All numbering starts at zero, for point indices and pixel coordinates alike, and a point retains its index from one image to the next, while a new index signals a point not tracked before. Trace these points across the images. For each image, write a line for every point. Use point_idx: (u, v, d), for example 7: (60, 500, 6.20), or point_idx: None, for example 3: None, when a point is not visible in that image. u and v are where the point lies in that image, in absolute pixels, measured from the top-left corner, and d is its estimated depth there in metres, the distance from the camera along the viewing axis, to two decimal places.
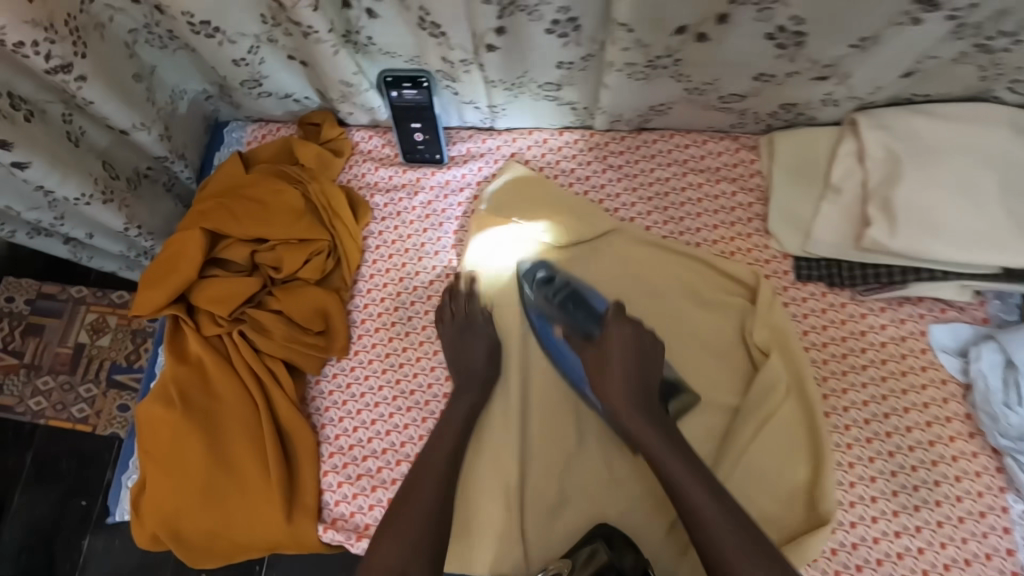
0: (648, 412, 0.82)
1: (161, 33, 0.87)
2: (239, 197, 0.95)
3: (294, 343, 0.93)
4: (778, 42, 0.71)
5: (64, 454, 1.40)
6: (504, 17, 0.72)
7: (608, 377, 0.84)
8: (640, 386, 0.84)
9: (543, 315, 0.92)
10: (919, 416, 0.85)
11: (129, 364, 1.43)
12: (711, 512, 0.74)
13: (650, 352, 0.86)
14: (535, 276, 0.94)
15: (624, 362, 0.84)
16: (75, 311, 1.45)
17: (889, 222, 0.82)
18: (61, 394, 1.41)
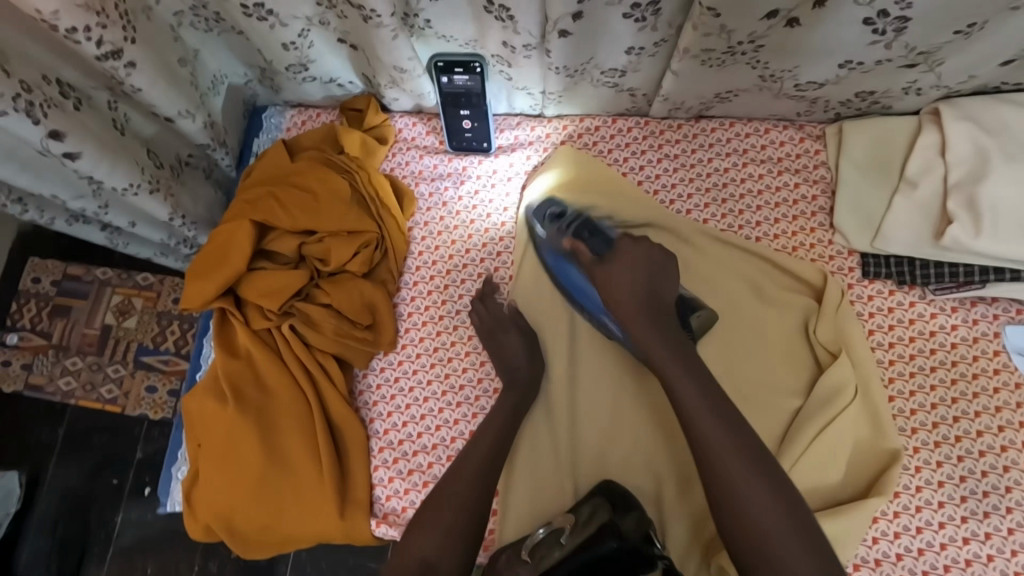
0: (656, 321, 0.81)
1: (208, 16, 0.84)
2: (285, 186, 0.93)
3: (346, 337, 0.91)
4: (876, 28, 0.66)
5: (97, 429, 1.39)
6: (585, 2, 0.67)
7: (612, 283, 0.83)
8: (647, 294, 0.82)
9: (555, 250, 0.91)
10: (990, 420, 0.82)
11: (155, 346, 1.43)
12: (760, 494, 0.69)
13: (660, 267, 0.84)
14: (547, 213, 0.92)
15: (632, 274, 0.83)
16: (100, 294, 1.45)
17: (975, 220, 0.79)
18: (90, 375, 1.41)
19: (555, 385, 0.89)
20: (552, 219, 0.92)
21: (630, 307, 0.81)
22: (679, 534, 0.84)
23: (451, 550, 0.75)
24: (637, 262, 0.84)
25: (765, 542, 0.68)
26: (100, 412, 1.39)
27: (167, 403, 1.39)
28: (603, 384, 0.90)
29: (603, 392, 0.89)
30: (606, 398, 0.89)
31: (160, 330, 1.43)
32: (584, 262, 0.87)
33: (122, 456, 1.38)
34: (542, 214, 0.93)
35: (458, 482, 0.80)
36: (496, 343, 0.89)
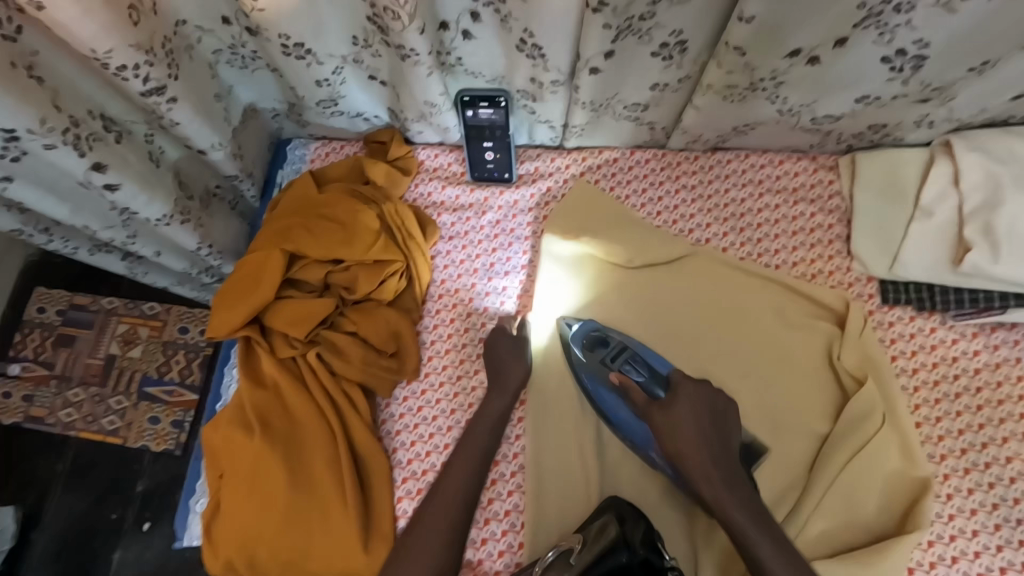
0: (724, 468, 0.77)
1: (245, 54, 0.86)
2: (314, 216, 0.94)
3: (371, 366, 0.92)
4: (895, 66, 0.69)
5: (99, 462, 1.37)
6: (618, 42, 0.70)
7: (675, 428, 0.79)
8: (710, 437, 0.79)
9: (594, 377, 0.88)
10: (1018, 446, 0.82)
11: (160, 376, 1.41)
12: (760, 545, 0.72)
13: (722, 410, 0.82)
14: (584, 336, 0.90)
15: (695, 422, 0.79)
16: (106, 323, 1.44)
17: (992, 247, 0.81)
18: (91, 406, 1.39)
19: (580, 410, 0.90)
20: (592, 343, 0.89)
21: (689, 443, 0.78)
22: (709, 573, 0.82)
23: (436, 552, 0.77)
24: (704, 412, 0.81)
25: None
26: (100, 443, 1.37)
27: (170, 434, 1.37)
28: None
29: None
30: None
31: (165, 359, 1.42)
32: (636, 401, 0.83)
33: (122, 489, 1.35)
34: (584, 331, 0.90)
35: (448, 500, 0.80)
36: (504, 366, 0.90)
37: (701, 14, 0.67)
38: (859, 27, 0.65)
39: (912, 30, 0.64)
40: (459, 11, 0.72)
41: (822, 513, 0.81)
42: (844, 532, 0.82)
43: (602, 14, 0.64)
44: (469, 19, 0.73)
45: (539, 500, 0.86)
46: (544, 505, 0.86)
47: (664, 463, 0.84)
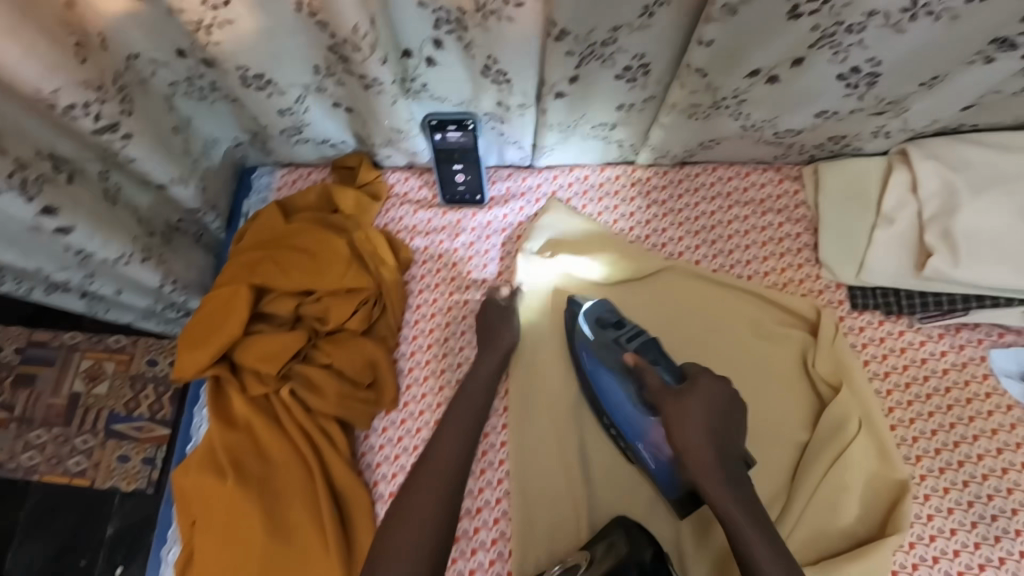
0: (731, 474, 0.73)
1: (204, 85, 0.84)
2: (284, 248, 0.92)
3: (348, 399, 0.90)
4: (850, 83, 0.71)
5: (60, 510, 1.30)
6: (581, 67, 0.70)
7: (687, 423, 0.74)
8: (721, 434, 0.75)
9: (596, 356, 0.86)
10: (989, 443, 0.84)
11: (128, 412, 1.35)
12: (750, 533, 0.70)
13: (737, 410, 0.77)
14: (599, 316, 0.88)
15: (707, 417, 0.75)
16: (68, 359, 1.38)
17: (951, 251, 0.83)
18: (56, 447, 1.33)
19: (562, 431, 0.89)
20: (602, 324, 0.87)
21: (699, 437, 0.74)
22: None
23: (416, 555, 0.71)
24: (719, 411, 0.76)
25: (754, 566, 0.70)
26: (66, 487, 1.31)
27: (140, 474, 1.31)
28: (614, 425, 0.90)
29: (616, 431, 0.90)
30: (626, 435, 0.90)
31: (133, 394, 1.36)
32: (648, 386, 0.79)
33: (92, 533, 1.29)
34: (591, 314, 0.88)
35: (438, 484, 0.76)
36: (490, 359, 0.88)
37: (663, 37, 0.67)
38: (814, 48, 0.66)
39: (864, 49, 0.66)
40: (421, 39, 0.71)
41: (807, 521, 0.82)
42: (829, 538, 0.82)
43: (564, 42, 0.66)
44: (433, 47, 0.72)
45: (525, 525, 0.84)
46: (530, 531, 0.84)
47: (648, 456, 0.82)
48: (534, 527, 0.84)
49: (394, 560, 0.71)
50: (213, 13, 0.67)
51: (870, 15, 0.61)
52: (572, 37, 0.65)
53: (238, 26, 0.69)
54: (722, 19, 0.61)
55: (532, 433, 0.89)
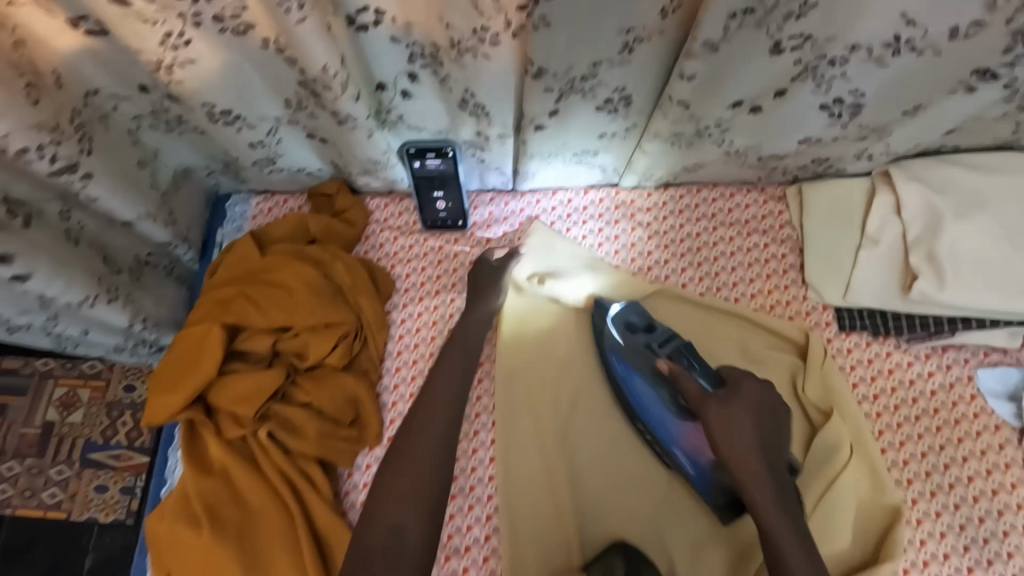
0: (777, 478, 0.73)
1: (169, 118, 0.78)
2: (260, 283, 0.89)
3: (328, 437, 0.87)
4: (833, 113, 0.70)
5: (32, 546, 1.24)
6: (561, 101, 0.69)
7: (732, 430, 0.74)
8: (764, 436, 0.75)
9: (627, 361, 0.86)
10: (978, 464, 0.84)
11: (105, 440, 1.30)
12: (784, 530, 0.69)
13: (778, 414, 0.78)
14: (628, 322, 0.88)
15: (754, 420, 0.75)
16: (41, 388, 1.33)
17: (937, 274, 0.83)
18: (30, 479, 1.27)
19: (551, 461, 0.87)
20: (632, 329, 0.87)
21: (745, 438, 0.74)
22: None
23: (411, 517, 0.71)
24: (759, 416, 0.76)
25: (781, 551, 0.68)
26: (40, 521, 1.25)
27: (119, 504, 1.25)
28: (606, 450, 0.88)
29: (608, 454, 0.88)
30: (620, 458, 0.88)
31: (110, 421, 1.31)
32: (690, 392, 0.79)
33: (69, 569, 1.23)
34: (621, 316, 0.88)
35: (430, 434, 0.76)
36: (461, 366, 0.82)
37: (643, 72, 0.65)
38: (796, 79, 0.65)
39: (846, 82, 0.65)
40: (396, 73, 0.68)
41: None
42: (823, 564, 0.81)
43: (542, 80, 0.64)
44: (408, 80, 0.69)
45: (516, 556, 0.81)
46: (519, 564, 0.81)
47: (686, 462, 0.82)
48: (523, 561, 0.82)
49: (388, 499, 0.72)
50: (172, 53, 0.65)
51: (852, 49, 0.61)
52: (550, 75, 0.63)
53: (201, 63, 0.66)
54: (702, 56, 0.59)
55: (520, 462, 0.86)
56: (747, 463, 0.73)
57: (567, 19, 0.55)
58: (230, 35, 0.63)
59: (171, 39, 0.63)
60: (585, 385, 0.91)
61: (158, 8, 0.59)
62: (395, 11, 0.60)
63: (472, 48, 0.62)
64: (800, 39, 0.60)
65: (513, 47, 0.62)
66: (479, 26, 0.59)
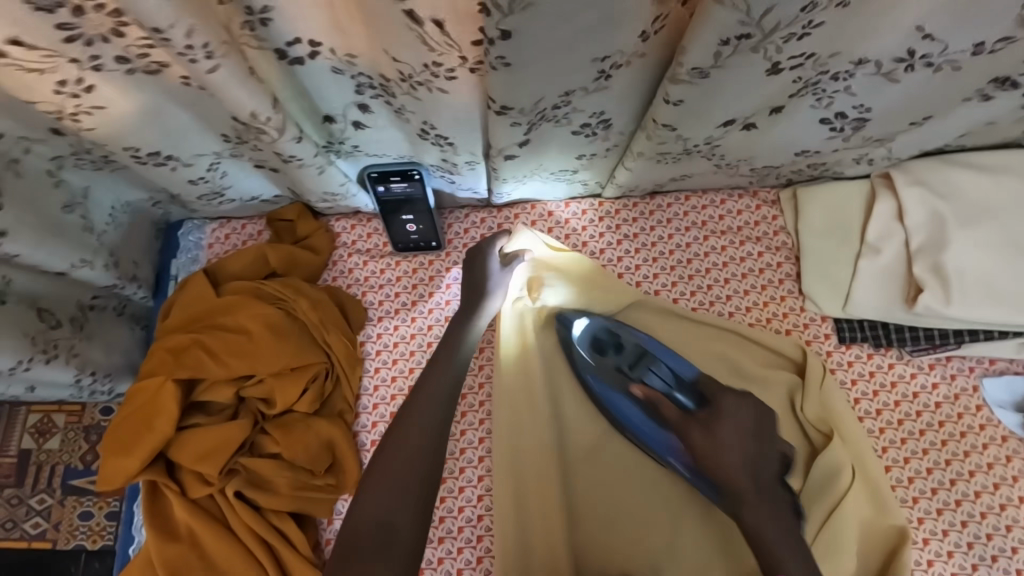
0: (767, 493, 0.74)
1: (95, 158, 0.71)
2: (215, 328, 0.81)
3: (302, 490, 0.80)
4: (835, 126, 0.64)
5: None
6: (531, 131, 0.62)
7: (719, 450, 0.76)
8: (755, 452, 0.76)
9: (603, 381, 0.82)
10: (986, 479, 0.80)
11: (86, 465, 1.21)
12: (776, 543, 0.70)
13: (767, 425, 0.79)
14: (595, 339, 0.83)
15: (742, 440, 0.77)
16: (12, 415, 1.22)
17: (943, 287, 0.78)
18: (9, 511, 1.19)
19: (541, 498, 0.81)
20: (600, 350, 0.83)
21: (732, 456, 0.76)
22: None
23: (406, 503, 0.68)
24: (750, 431, 0.78)
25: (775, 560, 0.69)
26: (24, 553, 1.18)
27: (106, 530, 1.19)
28: (601, 480, 0.82)
29: (607, 489, 0.82)
30: (621, 492, 0.82)
31: (90, 446, 1.22)
32: (671, 417, 0.80)
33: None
34: (588, 332, 0.83)
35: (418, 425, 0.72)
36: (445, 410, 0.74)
37: (622, 96, 0.59)
38: (795, 96, 0.59)
39: (850, 96, 0.59)
40: (344, 104, 0.61)
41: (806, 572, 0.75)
42: None
43: (507, 115, 0.57)
44: (358, 111, 0.63)
45: None
46: None
47: (681, 467, 0.79)
48: None
49: (379, 492, 0.69)
50: (74, 101, 0.56)
51: (860, 63, 0.55)
52: (515, 111, 0.56)
53: (111, 111, 0.58)
54: (691, 81, 0.53)
55: (514, 505, 0.80)
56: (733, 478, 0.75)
57: (530, 57, 0.48)
58: (141, 75, 0.55)
59: (68, 87, 0.54)
60: (581, 415, 0.84)
61: (43, 55, 0.50)
62: (334, 42, 0.53)
63: (426, 81, 0.54)
64: (802, 58, 0.53)
65: (473, 82, 0.54)
66: (432, 62, 0.52)
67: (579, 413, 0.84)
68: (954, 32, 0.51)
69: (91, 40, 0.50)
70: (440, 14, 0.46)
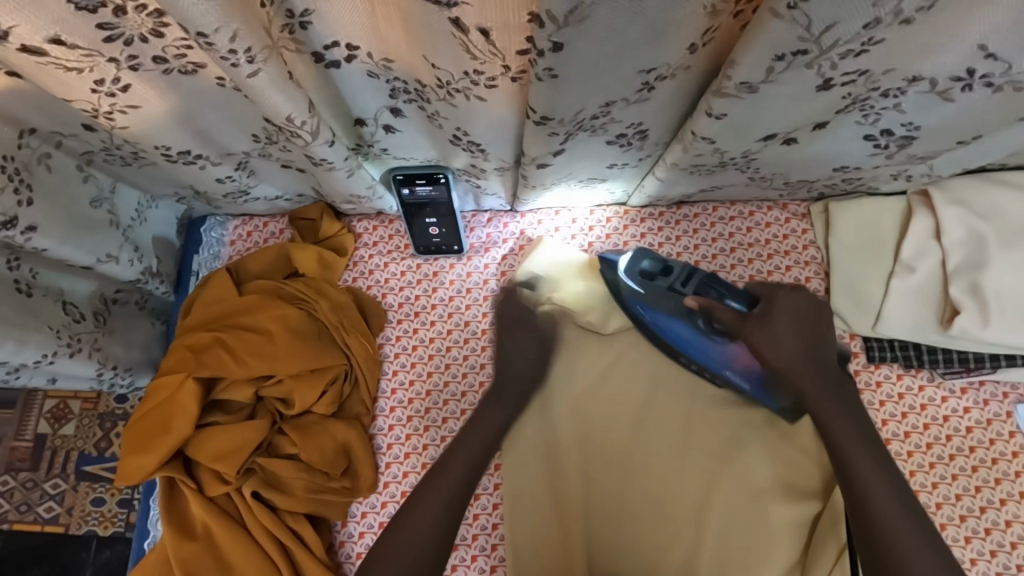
0: (835, 390, 0.67)
1: (123, 154, 0.71)
2: (236, 327, 0.81)
3: (319, 492, 0.79)
4: (880, 143, 0.63)
5: (27, 563, 1.18)
6: (567, 142, 0.61)
7: (778, 342, 0.67)
8: (815, 361, 0.67)
9: (654, 307, 0.78)
10: (1017, 508, 0.76)
11: (100, 452, 1.22)
12: (856, 450, 0.62)
13: (818, 311, 0.70)
14: (642, 270, 0.78)
15: (794, 334, 0.68)
16: (29, 401, 1.24)
17: (981, 309, 0.75)
18: (24, 494, 1.20)
19: (553, 447, 0.82)
20: (648, 277, 0.78)
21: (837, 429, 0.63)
22: None
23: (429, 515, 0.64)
24: (844, 394, 0.66)
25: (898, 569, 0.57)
26: (38, 537, 1.19)
27: (117, 517, 1.19)
28: (618, 439, 0.81)
29: (625, 471, 0.80)
30: (640, 490, 0.78)
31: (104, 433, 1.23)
32: (726, 322, 0.72)
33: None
34: (633, 266, 0.78)
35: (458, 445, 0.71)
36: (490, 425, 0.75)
37: (661, 107, 0.58)
38: (841, 112, 0.58)
39: (897, 114, 0.58)
40: (376, 109, 0.62)
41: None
42: None
43: (546, 126, 0.56)
44: (390, 114, 0.63)
45: (510, 550, 0.77)
46: (515, 557, 0.77)
47: (740, 378, 0.76)
48: (518, 553, 0.77)
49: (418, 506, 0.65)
50: (110, 100, 0.56)
51: (913, 81, 0.53)
52: (555, 121, 0.55)
53: (145, 110, 0.58)
54: (738, 95, 0.52)
55: (525, 500, 0.79)
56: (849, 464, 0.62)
57: (577, 68, 0.47)
58: (177, 75, 0.55)
59: (105, 86, 0.54)
60: (605, 399, 0.82)
61: (82, 54, 0.50)
62: (371, 47, 0.53)
63: (464, 89, 0.54)
64: (854, 75, 0.51)
65: (512, 91, 0.54)
66: (472, 70, 0.51)
67: (601, 409, 0.82)
68: (1020, 53, 0.49)
69: (130, 40, 0.50)
70: (486, 23, 0.45)
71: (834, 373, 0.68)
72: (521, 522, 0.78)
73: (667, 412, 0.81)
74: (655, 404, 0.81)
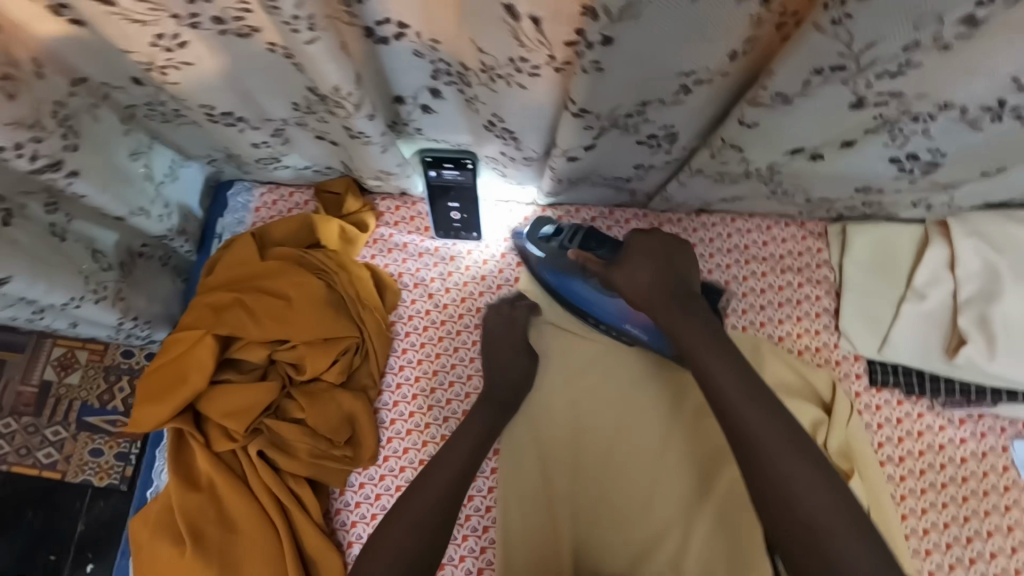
0: (689, 308, 0.74)
1: (166, 110, 0.73)
2: (256, 290, 0.83)
3: (320, 458, 0.81)
4: (905, 166, 0.64)
5: (25, 505, 1.20)
6: (599, 137, 0.62)
7: (634, 278, 0.77)
8: (686, 296, 0.76)
9: (556, 269, 0.85)
10: (1003, 541, 0.77)
11: (102, 404, 1.25)
12: (726, 372, 0.68)
13: (674, 250, 0.79)
14: (541, 233, 0.87)
15: (650, 270, 0.77)
16: (38, 347, 1.27)
17: (987, 342, 0.76)
18: (26, 438, 1.23)
19: (548, 436, 0.83)
20: (546, 238, 0.86)
21: (742, 406, 0.66)
22: None
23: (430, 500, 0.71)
24: (706, 316, 0.74)
25: (823, 542, 0.59)
26: (36, 481, 1.21)
27: (114, 468, 1.21)
28: (613, 435, 0.82)
29: (618, 465, 0.81)
30: (631, 493, 0.80)
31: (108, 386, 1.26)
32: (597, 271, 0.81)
33: (61, 529, 1.19)
34: (534, 233, 0.87)
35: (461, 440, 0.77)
36: (486, 417, 0.80)
37: (695, 112, 0.59)
38: (870, 132, 0.59)
39: (924, 139, 0.59)
40: (416, 88, 0.64)
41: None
42: None
43: (583, 118, 0.57)
44: (429, 95, 0.65)
45: (502, 531, 0.79)
46: (507, 538, 0.79)
47: (640, 332, 0.83)
48: (510, 534, 0.79)
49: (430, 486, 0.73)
50: (165, 55, 0.58)
51: (944, 107, 0.54)
52: (592, 115, 0.57)
53: (197, 67, 0.60)
54: (772, 105, 0.53)
55: (521, 491, 0.81)
56: (763, 447, 0.64)
57: (622, 62, 0.48)
58: (232, 37, 0.57)
59: (163, 41, 0.57)
60: (602, 395, 0.84)
61: (148, 7, 0.53)
62: (420, 26, 0.54)
63: (506, 75, 0.56)
64: (887, 96, 0.53)
65: (554, 80, 0.56)
66: (518, 56, 0.53)
67: (598, 407, 0.83)
68: None
69: None
70: (538, 11, 0.47)
71: (690, 299, 0.75)
72: (514, 505, 0.80)
73: (663, 414, 0.82)
74: (653, 409, 0.83)
